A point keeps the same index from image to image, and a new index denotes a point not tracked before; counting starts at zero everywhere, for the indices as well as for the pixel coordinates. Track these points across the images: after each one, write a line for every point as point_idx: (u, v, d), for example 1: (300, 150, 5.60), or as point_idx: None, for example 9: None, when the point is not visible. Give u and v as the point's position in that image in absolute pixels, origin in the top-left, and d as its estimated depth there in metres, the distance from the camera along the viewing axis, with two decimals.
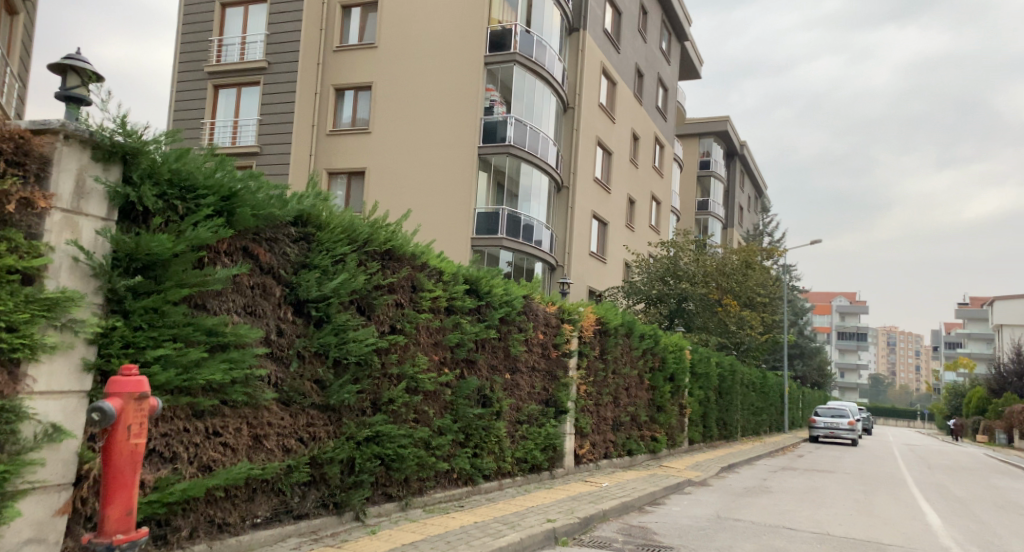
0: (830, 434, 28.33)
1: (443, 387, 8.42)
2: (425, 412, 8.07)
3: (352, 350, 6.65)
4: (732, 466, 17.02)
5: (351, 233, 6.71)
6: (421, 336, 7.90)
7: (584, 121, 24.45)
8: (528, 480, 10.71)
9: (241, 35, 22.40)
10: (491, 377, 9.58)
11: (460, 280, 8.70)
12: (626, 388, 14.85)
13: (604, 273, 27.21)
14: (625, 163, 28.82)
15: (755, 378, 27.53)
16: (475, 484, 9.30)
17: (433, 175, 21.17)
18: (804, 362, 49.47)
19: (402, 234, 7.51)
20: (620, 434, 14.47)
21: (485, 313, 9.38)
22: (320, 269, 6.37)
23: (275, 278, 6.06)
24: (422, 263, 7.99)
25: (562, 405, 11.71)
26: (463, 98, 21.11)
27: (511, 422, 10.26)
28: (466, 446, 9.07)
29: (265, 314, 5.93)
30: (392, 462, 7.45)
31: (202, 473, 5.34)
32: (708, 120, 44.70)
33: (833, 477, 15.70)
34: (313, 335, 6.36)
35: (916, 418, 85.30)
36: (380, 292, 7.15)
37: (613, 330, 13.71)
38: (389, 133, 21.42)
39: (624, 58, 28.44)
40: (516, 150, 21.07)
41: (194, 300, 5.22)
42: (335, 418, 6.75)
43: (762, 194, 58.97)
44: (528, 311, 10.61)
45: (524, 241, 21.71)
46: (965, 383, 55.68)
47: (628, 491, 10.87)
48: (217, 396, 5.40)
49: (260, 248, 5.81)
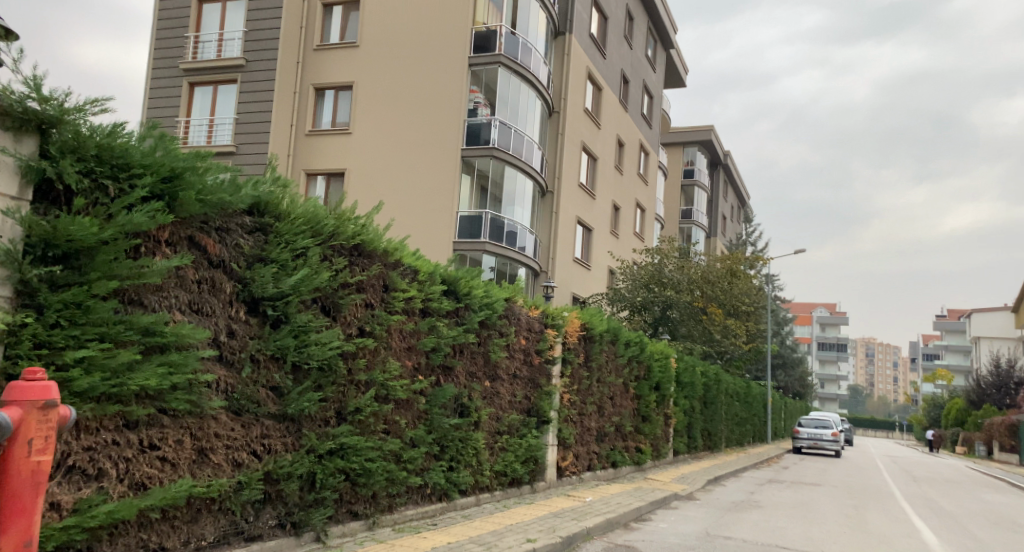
0: (815, 446, 27.89)
1: (416, 395, 7.81)
2: (397, 423, 7.45)
3: (314, 354, 6.03)
4: (718, 479, 16.47)
5: (316, 226, 6.09)
6: (393, 340, 7.28)
7: (569, 124, 23.93)
8: (507, 494, 10.09)
9: (218, 32, 21.73)
10: (469, 384, 8.98)
11: (438, 280, 8.11)
12: (611, 397, 14.27)
13: (588, 279, 26.65)
14: (611, 169, 28.33)
15: (739, 388, 27.05)
16: (451, 500, 8.66)
17: (415, 176, 20.55)
18: (787, 372, 49.17)
19: (373, 228, 6.89)
20: (604, 445, 13.88)
21: (464, 316, 8.77)
22: (280, 264, 5.75)
23: (226, 272, 5.43)
24: (395, 260, 7.38)
25: (544, 415, 11.12)
26: (446, 98, 20.54)
27: (490, 433, 9.65)
28: (441, 460, 8.46)
29: (214, 313, 5.30)
30: (358, 477, 6.83)
31: (135, 491, 4.70)
32: (693, 129, 44.39)
33: (822, 490, 15.18)
34: (270, 338, 5.73)
35: (898, 429, 85.30)
36: (347, 291, 6.53)
37: (598, 336, 13.16)
38: (370, 133, 20.76)
39: (610, 63, 28.02)
40: (499, 153, 20.53)
41: (128, 295, 4.60)
42: (295, 430, 6.13)
43: (746, 204, 58.68)
44: (510, 315, 10.02)
45: (507, 246, 21.12)
46: (944, 394, 55.60)
47: (613, 506, 10.27)
48: (153, 404, 4.77)
49: (208, 239, 5.19)
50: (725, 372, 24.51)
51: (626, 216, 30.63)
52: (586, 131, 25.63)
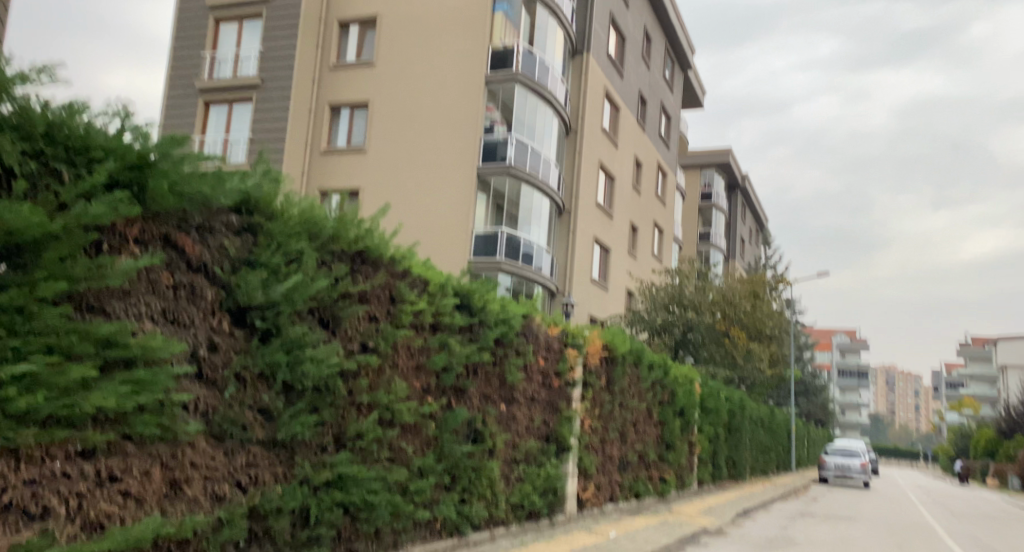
0: (843, 475, 26.91)
1: (425, 420, 7.09)
2: (403, 450, 6.74)
3: (310, 371, 5.35)
4: (747, 513, 15.63)
5: (314, 229, 5.41)
6: (399, 358, 6.59)
7: (587, 141, 23.27)
8: (525, 529, 9.31)
9: (234, 51, 21.27)
10: (483, 408, 8.25)
11: (450, 293, 7.44)
12: (634, 423, 13.49)
13: (606, 301, 25.89)
14: (629, 189, 27.65)
15: (764, 414, 26.19)
16: (463, 535, 7.89)
17: (433, 193, 19.90)
18: (809, 399, 48.16)
19: (378, 233, 6.21)
20: (627, 475, 13.09)
21: (479, 332, 8.08)
22: (272, 271, 5.04)
23: (208, 278, 4.72)
24: (403, 269, 6.71)
25: (564, 442, 10.36)
26: (463, 114, 19.94)
27: (506, 461, 8.91)
28: (453, 491, 7.73)
29: (193, 324, 4.58)
30: (358, 512, 6.11)
31: (90, 532, 3.99)
32: (711, 150, 43.72)
33: (860, 527, 14.31)
34: (259, 354, 5.04)
35: (922, 458, 83.56)
36: (348, 303, 5.86)
37: (621, 358, 12.42)
38: (386, 150, 20.17)
39: (629, 82, 27.41)
40: (516, 171, 19.91)
41: (86, 301, 3.91)
42: (288, 459, 5.43)
43: (764, 226, 57.86)
44: (528, 334, 9.31)
45: (523, 265, 20.41)
46: (971, 422, 54.21)
47: (640, 542, 9.48)
48: (114, 429, 4.07)
49: (188, 239, 4.49)
50: (750, 398, 23.68)
51: (645, 237, 29.89)
52: (605, 149, 24.98)
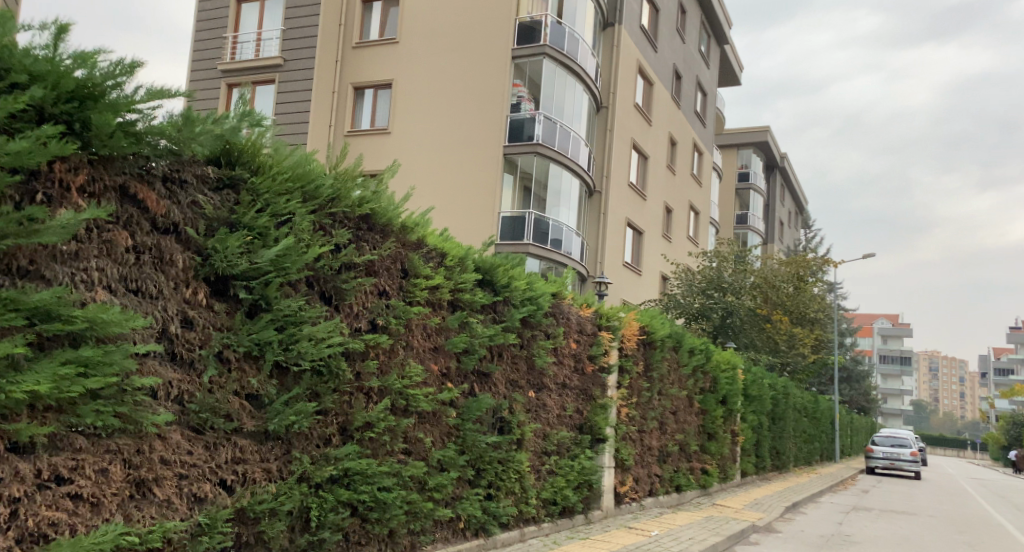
0: (892, 466, 25.88)
1: (445, 407, 6.37)
2: (420, 442, 6.03)
3: (308, 352, 4.61)
4: (795, 510, 14.80)
5: (311, 185, 4.67)
6: (414, 338, 5.87)
7: (619, 120, 22.36)
8: (558, 527, 8.54)
9: (256, 31, 20.59)
10: (510, 394, 7.52)
11: (471, 267, 6.72)
12: (674, 412, 12.69)
13: (640, 286, 25.04)
14: (662, 170, 26.65)
15: (807, 403, 25.24)
16: (489, 536, 7.14)
17: (460, 172, 19.19)
18: (851, 387, 47.16)
19: (388, 195, 5.47)
20: (668, 467, 12.32)
21: (503, 311, 7.36)
22: (258, 233, 4.27)
23: (180, 240, 3.99)
24: (416, 239, 5.99)
25: (600, 432, 9.59)
26: (490, 91, 19.12)
27: (537, 453, 8.18)
28: (477, 487, 7.02)
29: (161, 295, 3.85)
30: (369, 512, 5.40)
31: (32, 544, 3.31)
32: (747, 131, 42.49)
33: (921, 533, 13.42)
34: (244, 332, 4.29)
35: (969, 446, 81.66)
36: (352, 274, 5.16)
37: (660, 342, 11.61)
38: (411, 130, 19.48)
39: (662, 58, 26.42)
40: (544, 150, 19.04)
41: (19, 264, 3.22)
42: (284, 453, 4.71)
43: (803, 209, 56.40)
44: (557, 314, 8.54)
45: (553, 248, 19.60)
46: (1021, 412, 52.49)
47: (684, 542, 8.75)
48: (59, 420, 3.37)
49: (151, 193, 3.77)
50: (793, 387, 22.76)
51: (679, 219, 28.88)
52: (637, 128, 24.03)
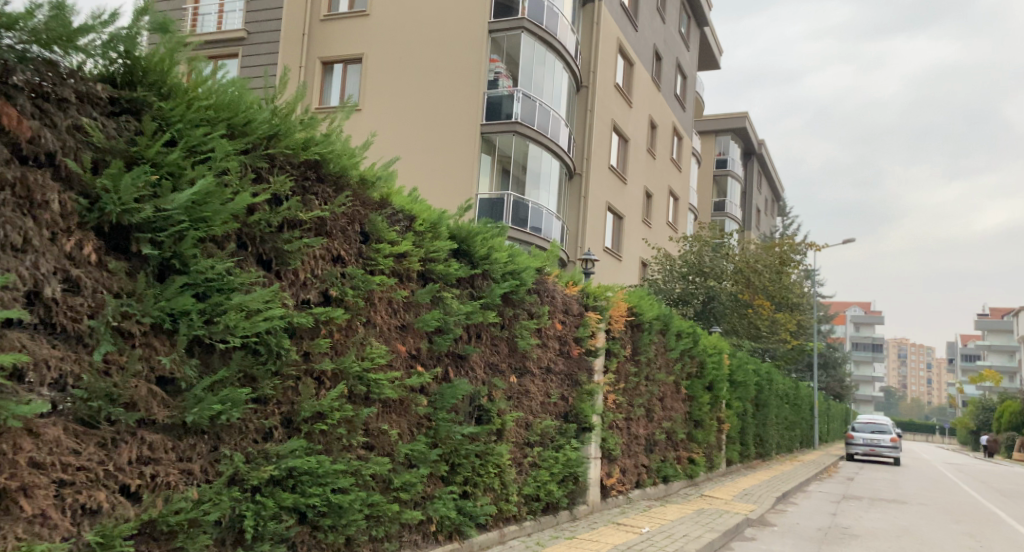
0: (872, 452, 25.39)
1: (414, 395, 5.51)
2: (385, 435, 5.15)
3: (239, 326, 3.68)
4: (785, 500, 14.09)
5: (241, 119, 3.74)
6: (377, 314, 4.98)
7: (599, 100, 21.47)
8: (541, 525, 7.71)
9: (218, 3, 19.47)
10: (489, 379, 6.66)
11: (446, 234, 5.82)
12: (661, 399, 11.91)
13: (620, 270, 24.26)
14: (643, 153, 25.85)
15: (788, 389, 24.68)
16: (466, 539, 6.28)
17: (437, 142, 18.22)
18: (827, 373, 46.97)
19: (343, 140, 4.55)
20: (655, 457, 11.53)
21: (482, 286, 6.48)
22: (168, 173, 3.32)
23: (57, 177, 3.08)
24: (378, 199, 5.10)
25: (586, 421, 8.75)
26: (464, 61, 18.14)
27: (518, 445, 7.33)
28: (451, 484, 6.16)
29: (31, 248, 2.95)
30: (321, 518, 4.52)
31: None
32: (725, 116, 41.84)
33: (919, 523, 12.71)
34: (151, 298, 3.34)
35: (938, 431, 82.31)
36: (296, 234, 4.25)
37: (648, 324, 10.80)
38: (384, 105, 18.52)
39: (643, 36, 25.55)
40: (523, 128, 18.06)
41: None
42: (211, 449, 3.76)
43: (779, 196, 56.08)
44: (542, 292, 7.68)
45: (532, 231, 18.62)
46: (991, 398, 52.74)
47: (678, 540, 7.94)
48: None
49: (11, 110, 2.88)
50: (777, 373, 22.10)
51: (658, 204, 28.11)
52: (617, 109, 23.17)
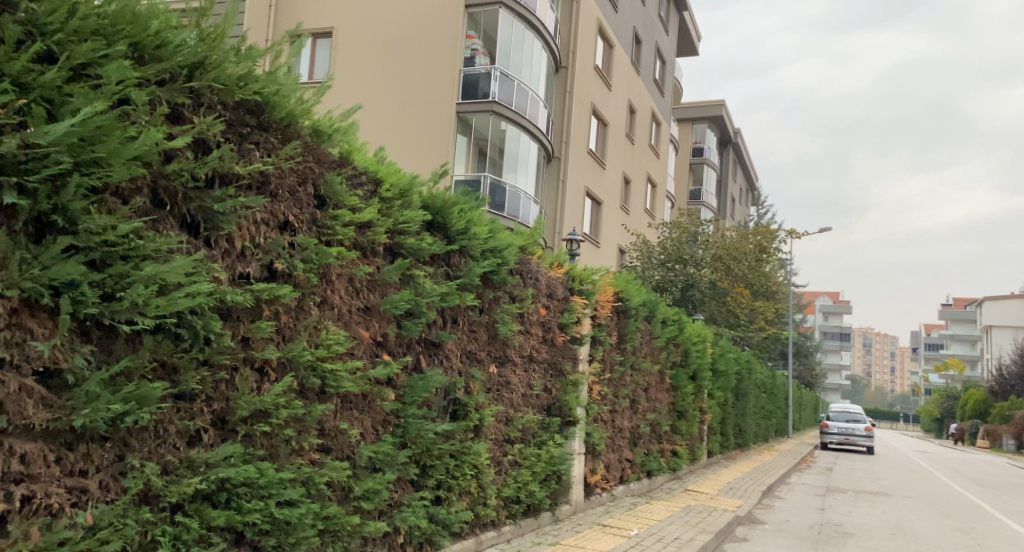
0: (846, 442, 24.92)
1: (380, 388, 4.71)
2: (345, 435, 4.35)
3: (150, 304, 2.85)
4: (769, 495, 13.49)
5: (149, 38, 2.96)
6: (336, 293, 4.17)
7: (579, 81, 20.66)
8: (521, 530, 6.96)
9: None
10: (467, 369, 5.89)
11: (418, 204, 5.01)
12: (646, 389, 11.21)
13: (598, 258, 23.56)
14: (621, 138, 25.11)
15: (767, 379, 24.18)
16: (438, 550, 5.52)
17: (412, 107, 17.34)
18: (800, 361, 46.80)
19: (290, 86, 3.69)
20: (639, 451, 10.85)
21: (459, 265, 5.70)
22: (45, 99, 2.58)
23: None
24: (338, 158, 4.30)
25: (571, 414, 8.02)
26: (438, 24, 17.22)
27: (497, 441, 6.58)
28: (422, 488, 5.41)
29: None
30: (263, 537, 3.72)
31: None
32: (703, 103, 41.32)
33: (910, 520, 12.12)
34: (19, 264, 2.55)
35: (903, 420, 83.19)
36: (230, 192, 3.43)
37: (634, 311, 10.09)
38: (356, 74, 17.63)
39: (623, 18, 24.77)
40: (500, 108, 17.16)
41: None
42: (116, 459, 2.95)
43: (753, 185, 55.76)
44: (525, 272, 6.91)
45: (511, 215, 17.76)
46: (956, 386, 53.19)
47: (670, 543, 7.23)
48: None
49: None
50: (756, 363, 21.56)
51: (637, 191, 27.41)
52: (597, 92, 22.40)
